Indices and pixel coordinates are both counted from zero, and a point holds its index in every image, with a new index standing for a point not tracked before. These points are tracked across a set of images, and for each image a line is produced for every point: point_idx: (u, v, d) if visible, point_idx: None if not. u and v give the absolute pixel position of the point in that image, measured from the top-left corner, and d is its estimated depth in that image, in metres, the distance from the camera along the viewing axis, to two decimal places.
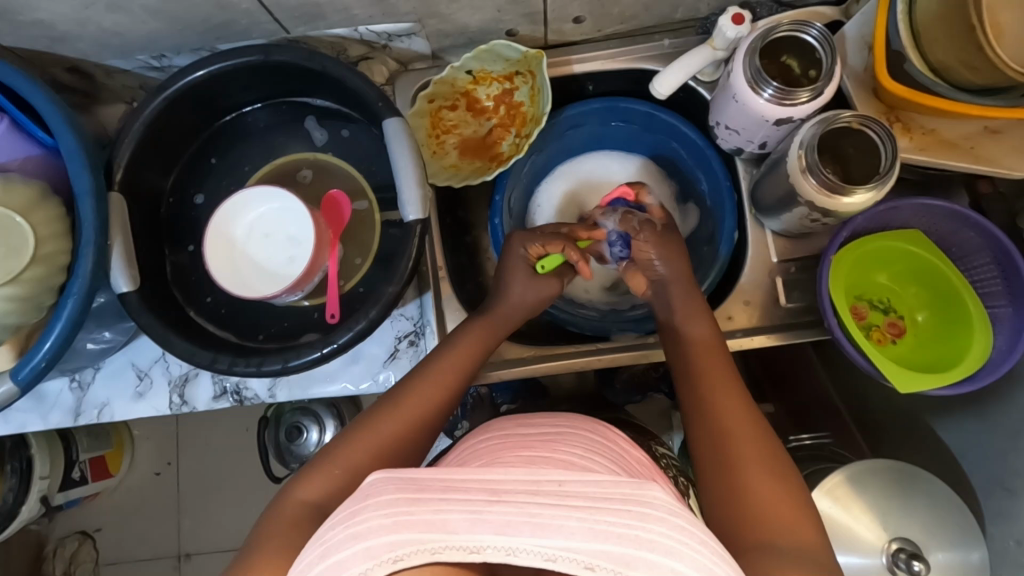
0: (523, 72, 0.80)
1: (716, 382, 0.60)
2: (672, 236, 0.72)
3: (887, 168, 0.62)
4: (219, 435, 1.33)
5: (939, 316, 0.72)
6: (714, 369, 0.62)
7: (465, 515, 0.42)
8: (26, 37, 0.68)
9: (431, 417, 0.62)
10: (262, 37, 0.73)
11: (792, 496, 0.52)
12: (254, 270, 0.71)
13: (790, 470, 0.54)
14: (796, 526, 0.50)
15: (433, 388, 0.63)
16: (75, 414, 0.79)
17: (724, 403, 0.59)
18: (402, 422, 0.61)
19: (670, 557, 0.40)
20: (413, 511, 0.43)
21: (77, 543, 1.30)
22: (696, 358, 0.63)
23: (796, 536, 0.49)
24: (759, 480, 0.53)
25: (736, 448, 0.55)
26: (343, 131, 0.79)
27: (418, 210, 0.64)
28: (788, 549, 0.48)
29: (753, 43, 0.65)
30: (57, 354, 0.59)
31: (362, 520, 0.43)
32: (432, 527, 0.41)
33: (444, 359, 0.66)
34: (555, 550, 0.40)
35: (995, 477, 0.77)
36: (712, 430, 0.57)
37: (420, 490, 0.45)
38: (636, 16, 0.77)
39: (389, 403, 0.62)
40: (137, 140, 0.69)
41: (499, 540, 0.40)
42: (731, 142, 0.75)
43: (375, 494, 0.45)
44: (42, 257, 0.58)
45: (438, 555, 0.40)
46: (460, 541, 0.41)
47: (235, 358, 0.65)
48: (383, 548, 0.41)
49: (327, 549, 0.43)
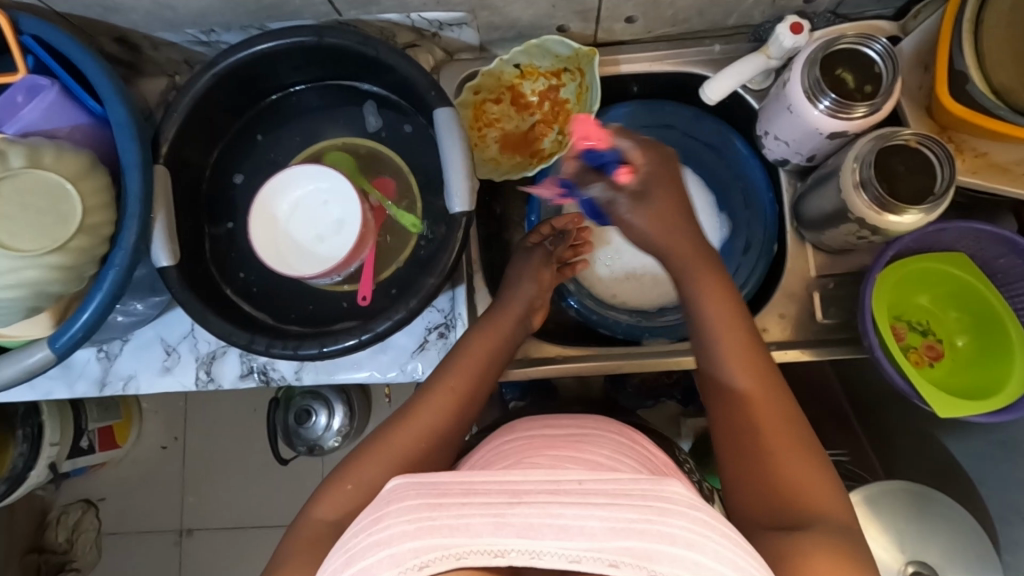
0: (571, 69, 0.78)
1: (739, 355, 0.58)
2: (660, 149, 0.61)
3: (943, 191, 0.61)
4: (229, 413, 1.34)
5: (980, 343, 0.71)
6: (735, 338, 0.59)
7: (487, 519, 0.41)
8: (79, 5, 0.67)
9: (450, 421, 0.63)
10: (312, 18, 0.72)
11: (827, 480, 0.53)
12: (292, 249, 0.70)
13: (819, 453, 0.55)
14: (831, 504, 0.51)
15: (451, 392, 0.64)
16: (101, 384, 0.79)
17: (744, 384, 0.57)
18: (421, 423, 0.62)
19: (692, 549, 0.40)
20: (435, 517, 0.43)
21: (80, 512, 1.30)
22: (704, 311, 0.60)
23: (829, 511, 0.51)
24: (780, 450, 0.54)
25: (762, 430, 0.55)
26: (405, 127, 0.78)
27: (465, 202, 0.63)
28: (822, 520, 0.50)
29: (815, 53, 0.64)
30: (94, 325, 0.59)
31: (385, 527, 0.43)
32: (455, 532, 0.41)
33: (462, 358, 0.67)
34: (581, 551, 0.39)
35: (1016, 507, 0.76)
36: (733, 416, 0.57)
37: (442, 495, 0.45)
38: (689, 19, 0.76)
39: (415, 405, 0.64)
40: (185, 114, 0.68)
41: (523, 544, 0.40)
42: (777, 152, 0.74)
43: (398, 500, 0.45)
44: (88, 227, 0.58)
45: (462, 560, 0.40)
46: (485, 544, 0.40)
47: (272, 340, 0.64)
48: (409, 553, 0.41)
49: (352, 557, 0.43)
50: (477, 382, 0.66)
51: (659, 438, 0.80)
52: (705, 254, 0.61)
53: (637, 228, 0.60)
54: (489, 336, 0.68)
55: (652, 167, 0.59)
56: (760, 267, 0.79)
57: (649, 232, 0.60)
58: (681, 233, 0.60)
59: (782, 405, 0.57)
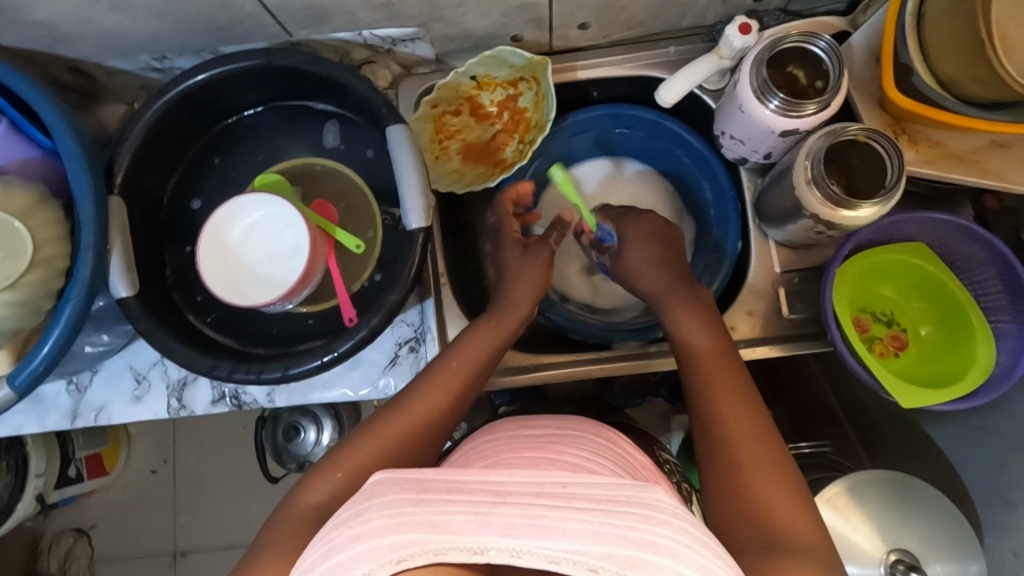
0: (527, 77, 0.79)
1: (721, 377, 0.59)
2: (654, 221, 0.75)
3: (894, 183, 0.61)
4: (216, 433, 1.33)
5: (943, 331, 0.72)
6: (712, 359, 0.61)
7: (469, 517, 0.41)
8: (28, 37, 0.67)
9: (446, 412, 0.61)
10: (265, 40, 0.72)
11: (798, 503, 0.51)
12: (246, 275, 0.70)
13: (799, 482, 0.53)
14: (803, 530, 0.49)
15: (444, 384, 0.62)
16: (72, 416, 0.78)
17: (718, 394, 0.58)
18: (417, 412, 0.60)
19: (676, 559, 0.39)
20: (417, 512, 0.42)
21: (72, 540, 1.29)
22: (687, 340, 0.64)
23: (801, 539, 0.49)
24: (760, 474, 0.53)
25: (734, 452, 0.55)
26: (369, 151, 0.78)
27: (421, 218, 0.63)
28: (795, 547, 0.48)
29: (761, 54, 0.65)
30: (55, 359, 0.58)
31: (365, 520, 0.42)
32: (435, 528, 0.40)
33: (450, 359, 0.64)
34: (560, 552, 0.39)
35: (995, 488, 0.77)
36: (705, 423, 0.58)
37: (424, 490, 0.44)
38: (642, 23, 0.76)
39: (413, 391, 0.62)
40: (139, 142, 0.68)
41: (504, 542, 0.39)
42: (736, 151, 0.75)
43: (380, 494, 0.44)
44: (40, 262, 0.58)
45: (440, 556, 0.39)
46: (465, 542, 0.39)
47: (236, 365, 0.64)
48: (386, 548, 0.40)
49: (331, 548, 0.42)
50: (471, 377, 0.64)
51: (639, 437, 0.79)
52: (691, 289, 0.68)
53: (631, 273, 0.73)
54: (492, 331, 0.67)
55: (640, 229, 0.74)
56: (725, 267, 0.80)
57: (640, 271, 0.72)
58: (663, 274, 0.70)
59: (766, 429, 0.56)
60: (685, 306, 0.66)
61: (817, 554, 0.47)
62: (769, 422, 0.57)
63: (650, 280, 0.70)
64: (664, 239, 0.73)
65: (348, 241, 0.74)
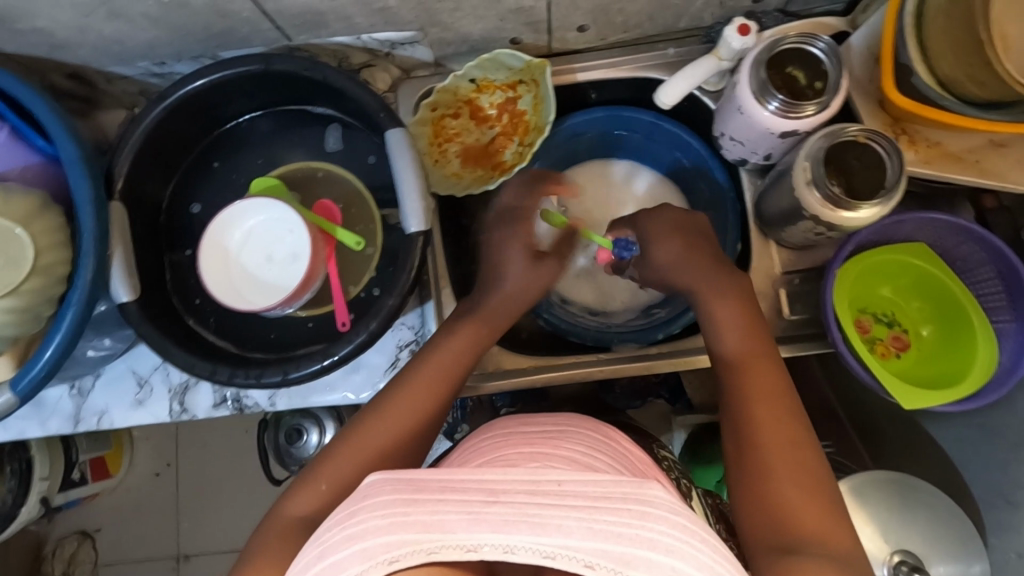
0: (526, 80, 0.79)
1: (757, 380, 0.58)
2: (677, 215, 0.70)
3: (894, 183, 0.61)
4: (218, 435, 1.33)
5: (944, 331, 0.72)
6: (748, 361, 0.60)
7: (462, 515, 0.41)
8: (27, 44, 0.67)
9: (428, 413, 0.61)
10: (263, 44, 0.72)
11: (823, 506, 0.51)
12: (247, 280, 0.70)
13: (827, 484, 0.53)
14: (828, 533, 0.49)
15: (426, 384, 0.62)
16: (74, 421, 0.79)
17: (754, 396, 0.58)
18: (402, 411, 0.60)
19: (671, 555, 0.39)
20: (409, 512, 0.42)
21: (76, 543, 1.30)
22: (727, 338, 0.62)
23: (825, 542, 0.49)
24: (788, 477, 0.53)
25: (765, 454, 0.54)
26: (370, 157, 0.78)
27: (420, 221, 0.64)
28: (819, 550, 0.48)
29: (760, 55, 0.65)
30: (56, 364, 0.58)
31: (358, 522, 0.42)
32: (429, 528, 0.40)
33: (434, 355, 0.65)
34: (554, 548, 0.39)
35: (997, 488, 0.77)
36: (733, 419, 0.58)
37: (418, 490, 0.43)
38: (639, 25, 0.76)
39: (393, 393, 0.62)
40: (139, 148, 0.68)
41: (497, 539, 0.39)
42: (735, 152, 0.75)
43: (373, 495, 0.44)
44: (41, 268, 0.58)
45: (433, 556, 0.39)
46: (459, 540, 0.39)
47: (235, 369, 0.64)
48: (379, 549, 0.40)
49: (326, 549, 0.42)
50: (449, 373, 0.64)
51: (640, 437, 0.79)
52: (728, 285, 0.65)
53: (655, 273, 0.70)
54: (474, 326, 0.67)
55: (662, 225, 0.69)
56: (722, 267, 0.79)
57: (667, 268, 0.68)
58: (695, 267, 0.66)
59: (799, 433, 0.55)
60: (723, 303, 0.64)
61: (841, 557, 0.48)
62: (804, 424, 0.56)
63: (682, 275, 0.67)
64: (689, 232, 0.69)
65: (348, 239, 0.73)
